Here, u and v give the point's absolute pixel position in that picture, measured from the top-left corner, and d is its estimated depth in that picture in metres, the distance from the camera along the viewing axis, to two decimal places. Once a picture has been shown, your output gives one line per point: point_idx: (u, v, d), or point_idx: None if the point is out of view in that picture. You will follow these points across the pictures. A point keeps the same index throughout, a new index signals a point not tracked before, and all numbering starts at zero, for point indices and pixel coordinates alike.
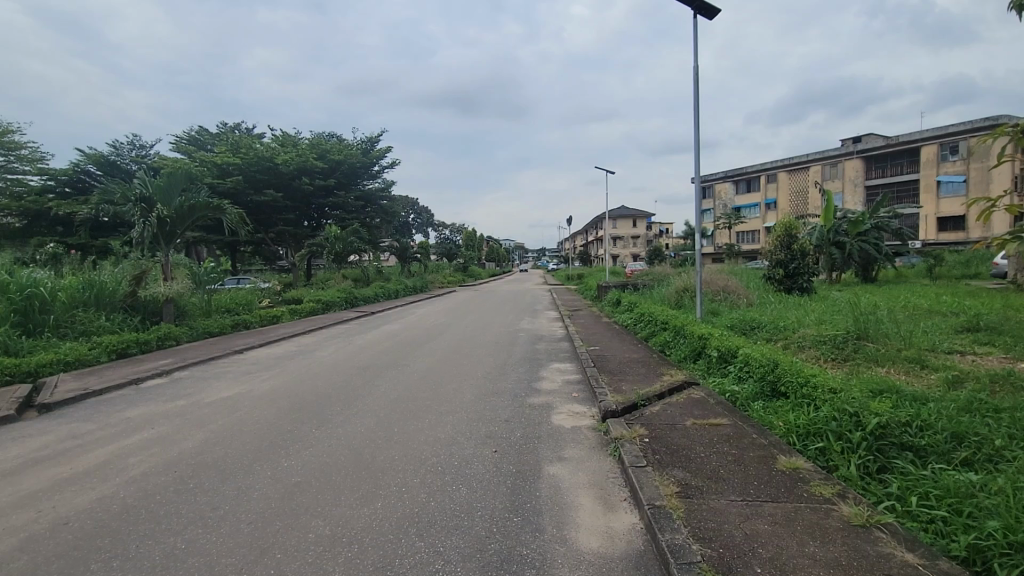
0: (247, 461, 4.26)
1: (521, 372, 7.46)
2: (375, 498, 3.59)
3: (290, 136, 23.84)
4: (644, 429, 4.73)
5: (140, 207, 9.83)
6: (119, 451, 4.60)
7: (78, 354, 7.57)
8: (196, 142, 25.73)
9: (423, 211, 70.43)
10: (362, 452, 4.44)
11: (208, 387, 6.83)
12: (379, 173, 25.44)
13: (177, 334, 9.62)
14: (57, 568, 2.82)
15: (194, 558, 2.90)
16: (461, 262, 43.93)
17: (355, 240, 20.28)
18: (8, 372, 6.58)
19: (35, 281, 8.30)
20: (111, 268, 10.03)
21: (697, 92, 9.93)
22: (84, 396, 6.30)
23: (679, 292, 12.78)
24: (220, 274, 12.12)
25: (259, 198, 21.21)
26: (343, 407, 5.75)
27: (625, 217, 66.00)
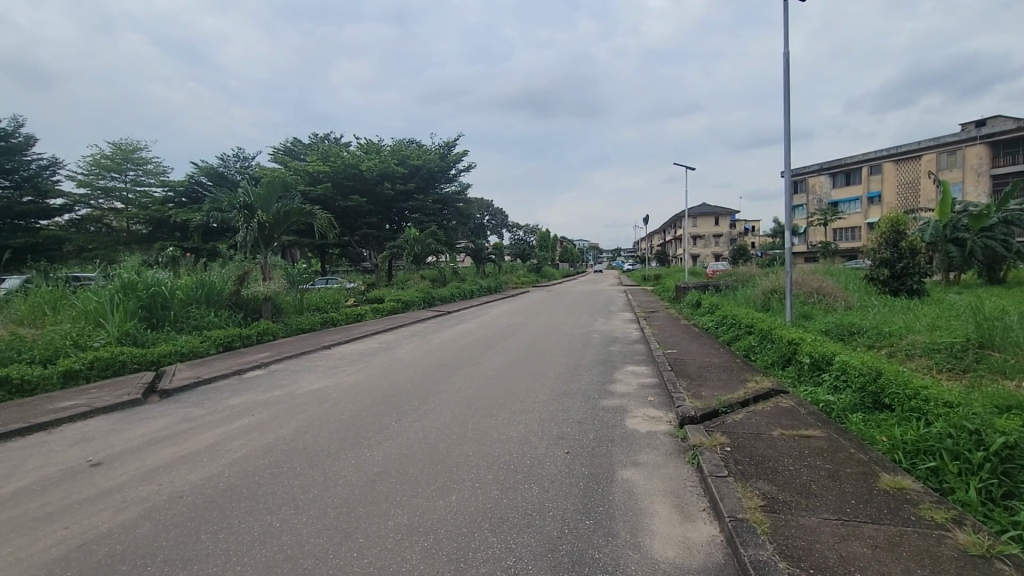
0: (333, 450, 4.54)
1: (595, 374, 7.37)
2: (450, 492, 3.70)
3: (374, 144, 25.19)
4: (725, 437, 4.49)
5: (244, 214, 10.79)
6: (226, 434, 5.09)
7: (192, 346, 8.47)
8: (291, 153, 27.89)
9: (498, 212, 71.49)
10: (438, 447, 4.58)
11: (299, 379, 7.37)
12: (455, 177, 26.21)
13: (274, 330, 10.46)
14: (175, 535, 3.17)
15: (287, 536, 3.13)
16: (535, 262, 44.11)
17: (433, 242, 20.98)
18: (136, 361, 7.50)
19: (158, 281, 9.29)
20: (219, 269, 11.12)
21: (787, 80, 9.29)
22: (195, 384, 7.01)
23: (766, 294, 11.99)
24: (311, 275, 13.05)
25: (346, 203, 22.54)
26: (420, 403, 5.96)
27: (706, 215, 63.12)
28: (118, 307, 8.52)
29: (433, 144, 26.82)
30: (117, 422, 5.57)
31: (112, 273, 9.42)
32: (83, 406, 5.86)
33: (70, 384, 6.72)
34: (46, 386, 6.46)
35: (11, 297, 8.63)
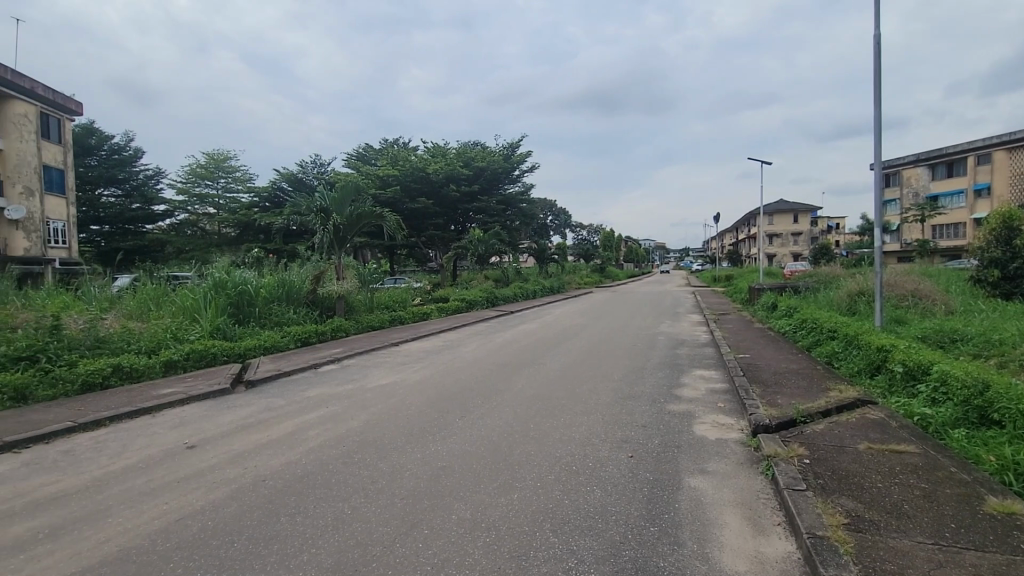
0: (400, 443, 4.70)
1: (661, 377, 7.15)
2: (512, 490, 3.71)
3: (440, 147, 25.86)
4: (804, 449, 4.19)
5: (321, 216, 11.44)
6: (303, 424, 5.41)
7: (274, 341, 9.08)
8: (363, 158, 29.19)
9: (562, 212, 71.17)
10: (501, 445, 4.62)
11: (369, 375, 7.69)
12: (519, 177, 26.37)
13: (346, 327, 10.99)
14: (258, 516, 3.40)
15: (357, 523, 3.27)
16: (599, 262, 43.53)
17: (497, 242, 21.20)
18: (225, 354, 8.16)
19: (245, 280, 10.05)
20: (299, 268, 11.85)
21: (878, 65, 8.57)
22: (276, 377, 7.49)
23: (852, 296, 11.09)
24: (381, 275, 13.58)
25: (413, 205, 23.29)
26: (483, 401, 6.04)
27: (784, 212, 59.49)
28: (211, 304, 9.30)
29: (497, 146, 27.14)
30: (208, 409, 6.05)
31: (205, 272, 10.28)
32: (179, 394, 6.42)
33: (170, 373, 7.39)
34: (150, 375, 7.15)
35: (122, 294, 9.64)
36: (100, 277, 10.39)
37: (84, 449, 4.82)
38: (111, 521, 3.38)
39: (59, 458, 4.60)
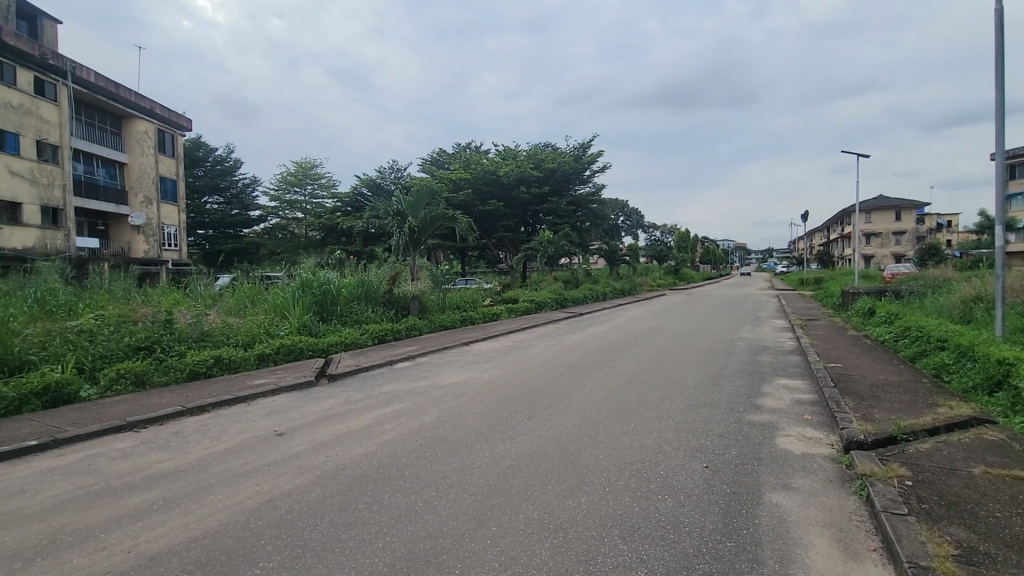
0: (469, 440, 4.78)
1: (740, 385, 6.76)
2: (579, 493, 3.66)
3: (511, 149, 26.13)
4: (905, 469, 3.79)
5: (397, 220, 11.93)
6: (379, 418, 5.65)
7: (354, 338, 9.60)
8: (438, 163, 30.11)
9: (635, 212, 69.50)
10: (569, 447, 4.57)
11: (441, 373, 7.90)
12: (590, 178, 26.07)
13: (420, 326, 11.40)
14: (338, 502, 3.60)
15: (428, 515, 3.36)
16: (673, 263, 42.07)
17: (566, 243, 21.08)
18: (310, 349, 8.74)
19: (329, 280, 10.69)
20: (377, 269, 12.43)
21: (1001, 42, 7.61)
22: (355, 372, 7.90)
23: (966, 302, 9.91)
24: (453, 276, 13.92)
25: (484, 207, 23.69)
26: (552, 402, 6.01)
27: (884, 209, 54.39)
28: (298, 302, 9.99)
29: (568, 146, 26.99)
30: (295, 400, 6.49)
31: (293, 273, 11.03)
32: (270, 385, 6.94)
33: (263, 365, 8.02)
34: (246, 366, 7.79)
35: (223, 292, 10.58)
36: (205, 276, 11.48)
37: (190, 431, 5.33)
38: (212, 498, 3.71)
39: (169, 438, 5.11)
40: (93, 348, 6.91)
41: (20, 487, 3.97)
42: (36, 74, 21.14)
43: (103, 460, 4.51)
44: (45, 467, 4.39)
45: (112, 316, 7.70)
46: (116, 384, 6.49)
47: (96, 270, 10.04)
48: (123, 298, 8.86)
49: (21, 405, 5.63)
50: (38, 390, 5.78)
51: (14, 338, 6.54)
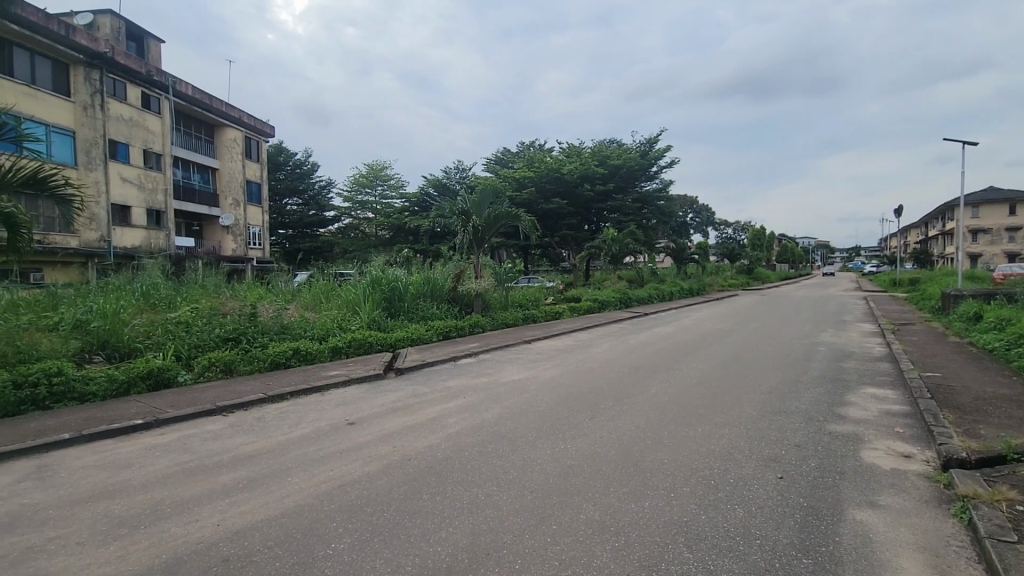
0: (531, 438, 4.79)
1: (821, 392, 6.32)
2: (643, 497, 3.56)
3: (576, 147, 25.87)
4: (1017, 493, 3.39)
5: (462, 218, 12.18)
6: (443, 411, 5.80)
7: (419, 334, 9.90)
8: (502, 162, 30.34)
9: (704, 209, 66.78)
10: (632, 449, 4.47)
11: (503, 370, 7.96)
12: (657, 174, 25.39)
13: (483, 323, 11.56)
14: (404, 491, 3.72)
15: (490, 510, 3.40)
16: (746, 262, 40.03)
17: (632, 242, 20.61)
18: (379, 344, 9.10)
19: (397, 278, 11.10)
20: (442, 267, 12.74)
21: None
22: (421, 367, 8.14)
23: None
24: (516, 274, 14.02)
25: (547, 206, 23.61)
26: (615, 403, 5.90)
27: (994, 202, 48.88)
28: (369, 299, 10.45)
29: (633, 142, 26.37)
30: (365, 392, 6.79)
31: (364, 271, 11.52)
32: (342, 376, 7.30)
33: (336, 358, 8.45)
34: (320, 358, 8.24)
35: (300, 288, 11.25)
36: (285, 273, 12.23)
37: (272, 416, 5.71)
38: (290, 480, 3.95)
39: (252, 422, 5.51)
40: (189, 338, 7.55)
41: (127, 461, 4.42)
42: (142, 90, 23.41)
43: (195, 440, 4.93)
44: (148, 444, 4.86)
45: (205, 309, 8.39)
46: (208, 371, 7.08)
47: (192, 267, 10.98)
48: (215, 293, 9.63)
49: (129, 387, 6.27)
50: (142, 374, 6.41)
51: (124, 328, 7.28)
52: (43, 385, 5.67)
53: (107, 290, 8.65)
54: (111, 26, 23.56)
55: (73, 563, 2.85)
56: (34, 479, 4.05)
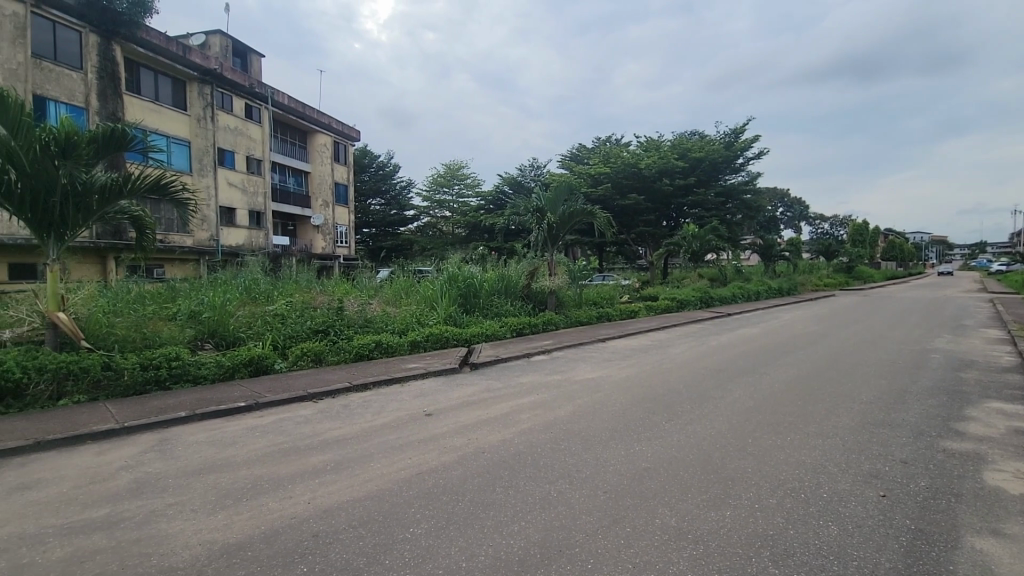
0: (605, 438, 4.72)
1: (933, 405, 5.68)
2: (724, 505, 3.39)
3: (654, 140, 25.02)
4: None
5: (537, 216, 12.23)
6: (517, 407, 5.84)
7: (493, 330, 10.06)
8: (577, 158, 30.01)
9: (796, 202, 62.18)
10: (712, 455, 4.27)
11: (576, 368, 7.90)
12: (743, 166, 24.11)
13: (556, 320, 11.54)
14: (477, 483, 3.79)
15: (563, 507, 3.38)
16: (845, 260, 36.75)
17: (714, 238, 19.67)
18: (454, 339, 9.36)
19: (472, 275, 11.36)
20: (516, 264, 12.86)
21: None
22: (494, 362, 8.27)
23: None
24: (590, 272, 13.87)
25: (624, 202, 22.96)
26: (693, 406, 5.66)
27: None
28: (446, 295, 10.78)
29: (717, 134, 25.10)
30: (441, 384, 7.02)
31: (441, 267, 11.89)
32: (420, 369, 7.59)
33: (415, 351, 8.79)
34: (400, 351, 8.61)
35: (382, 283, 11.81)
36: (369, 269, 12.87)
37: (356, 404, 6.06)
38: (373, 465, 4.17)
39: (339, 409, 5.87)
40: (285, 329, 8.18)
41: (232, 439, 4.86)
42: (245, 101, 25.62)
43: (289, 423, 5.34)
44: (249, 424, 5.32)
45: (298, 303, 9.03)
46: (300, 360, 7.63)
47: (287, 263, 11.86)
48: (306, 288, 10.35)
49: (234, 372, 6.90)
50: (245, 361, 7.02)
51: (229, 319, 8.02)
52: (165, 367, 6.38)
53: (216, 284, 9.57)
54: (220, 44, 25.96)
55: (187, 527, 3.18)
56: (158, 451, 4.58)
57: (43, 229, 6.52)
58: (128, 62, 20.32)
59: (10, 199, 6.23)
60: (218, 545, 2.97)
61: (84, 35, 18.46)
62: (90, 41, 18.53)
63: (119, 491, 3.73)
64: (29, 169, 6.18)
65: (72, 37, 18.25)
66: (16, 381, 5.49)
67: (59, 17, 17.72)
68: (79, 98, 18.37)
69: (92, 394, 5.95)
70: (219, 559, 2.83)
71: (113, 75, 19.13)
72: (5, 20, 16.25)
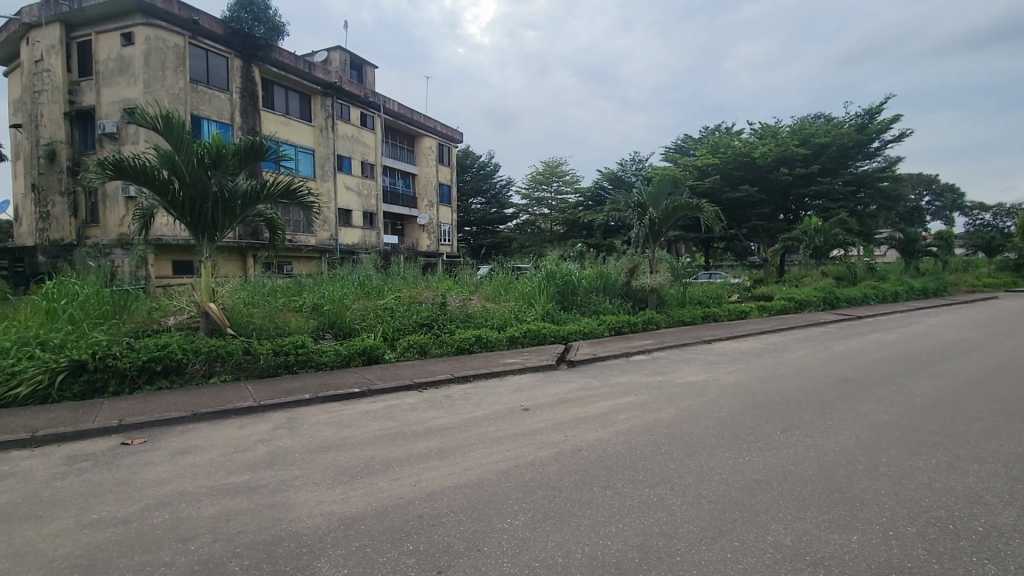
0: (711, 445, 4.44)
1: None
2: (850, 529, 3.04)
3: (771, 126, 23.11)
4: None
5: (638, 211, 11.88)
6: (615, 407, 5.71)
7: (592, 328, 9.94)
8: (683, 150, 28.64)
9: (947, 190, 54.07)
10: (836, 472, 3.85)
11: (679, 370, 7.54)
12: (879, 151, 21.60)
13: (657, 320, 11.12)
14: (573, 480, 3.75)
15: (662, 513, 3.24)
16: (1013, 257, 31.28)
17: (842, 232, 17.84)
18: (551, 337, 9.37)
19: (570, 271, 11.31)
20: (616, 261, 12.59)
21: None
22: (592, 361, 8.16)
23: None
24: (695, 269, 13.21)
25: (735, 194, 21.38)
26: (814, 417, 5.15)
27: None
28: (544, 292, 10.85)
29: (847, 116, 22.66)
30: (539, 380, 7.07)
31: (540, 264, 11.99)
32: (518, 364, 7.70)
33: (513, 347, 8.95)
34: (499, 346, 8.81)
35: (483, 280, 12.15)
36: (471, 266, 13.31)
37: (458, 396, 6.31)
38: (473, 455, 4.31)
39: (442, 399, 6.15)
40: (394, 322, 8.71)
41: (348, 421, 5.29)
42: (361, 110, 27.71)
43: (397, 410, 5.69)
44: (363, 409, 5.76)
45: (406, 298, 9.57)
46: (407, 352, 8.09)
47: (396, 260, 12.62)
48: (413, 284, 10.96)
49: (350, 360, 7.51)
50: (359, 351, 7.60)
51: (346, 312, 8.73)
52: (292, 353, 7.09)
53: (335, 279, 10.45)
54: (340, 59, 28.33)
55: (309, 498, 3.50)
56: (287, 427, 5.11)
57: (199, 232, 7.55)
58: (265, 82, 22.86)
59: (175, 204, 7.35)
60: (336, 517, 3.24)
61: (230, 60, 21.06)
62: (234, 65, 21.09)
63: (256, 461, 4.22)
64: (189, 180, 7.23)
65: (221, 63, 20.90)
66: (178, 360, 6.40)
67: (211, 46, 20.40)
68: (226, 116, 21.00)
69: (235, 374, 6.78)
70: (337, 530, 3.08)
71: (252, 94, 21.64)
72: (169, 51, 19.11)
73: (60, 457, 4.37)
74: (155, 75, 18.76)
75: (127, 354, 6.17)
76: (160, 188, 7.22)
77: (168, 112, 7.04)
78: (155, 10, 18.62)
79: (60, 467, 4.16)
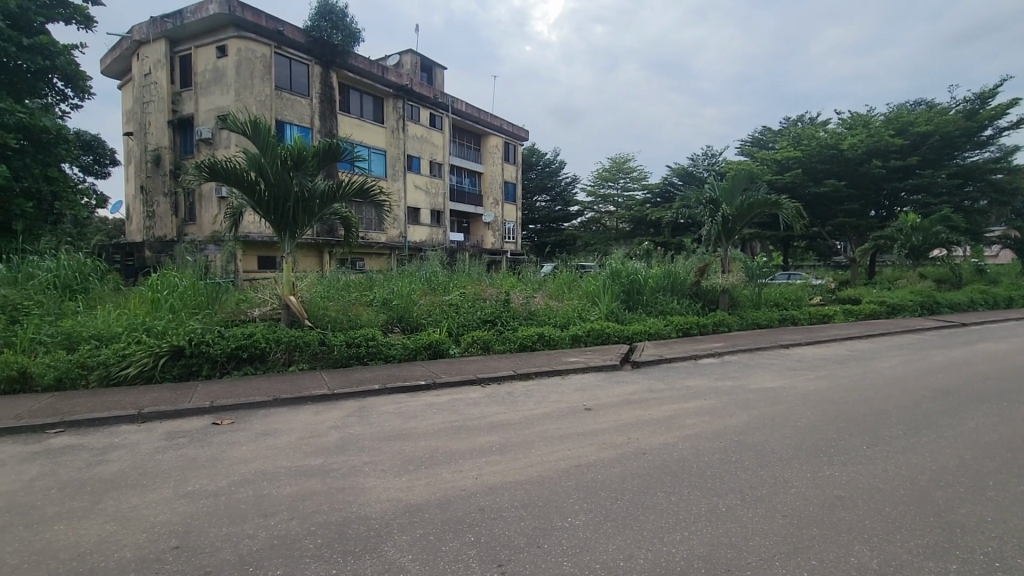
0: (788, 455, 4.17)
1: None
2: (949, 557, 2.74)
3: (862, 116, 21.38)
4: None
5: (710, 208, 11.37)
6: (682, 411, 5.51)
7: (657, 329, 9.65)
8: (761, 143, 27.15)
9: None
10: (932, 493, 3.50)
11: (753, 375, 7.16)
12: (991, 139, 19.39)
13: (729, 322, 10.62)
14: (636, 483, 3.65)
15: (732, 523, 3.08)
16: None
17: (943, 230, 16.23)
18: (615, 336, 9.19)
19: (636, 270, 11.03)
20: (685, 260, 12.12)
21: None
22: (658, 362, 7.92)
23: None
24: (771, 270, 12.50)
25: (819, 189, 19.95)
26: (906, 432, 4.71)
27: None
28: (608, 291, 10.64)
29: (953, 102, 20.51)
30: (603, 380, 6.96)
31: (606, 262, 11.77)
32: (581, 363, 7.62)
33: (576, 346, 8.85)
34: (562, 344, 8.76)
35: (547, 278, 12.13)
36: (536, 263, 13.31)
37: (520, 392, 6.33)
38: (535, 451, 4.31)
39: (504, 395, 6.20)
40: (458, 318, 8.89)
41: (414, 413, 5.45)
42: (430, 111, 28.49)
43: (460, 404, 5.79)
44: (428, 401, 5.91)
45: (470, 295, 9.72)
46: (470, 347, 8.23)
47: (461, 257, 12.84)
48: (477, 280, 11.11)
49: (415, 354, 7.75)
50: (425, 344, 7.83)
51: (413, 307, 9.02)
52: (363, 346, 7.40)
53: (403, 275, 10.82)
54: (410, 62, 29.23)
55: (378, 484, 3.64)
56: (358, 416, 5.34)
57: (282, 229, 8.06)
58: (341, 86, 24.01)
59: (261, 204, 7.89)
60: (402, 504, 3.34)
61: (310, 67, 22.30)
62: (314, 72, 22.32)
63: (329, 446, 4.44)
64: (273, 181, 7.73)
65: (302, 70, 22.18)
66: (261, 349, 6.88)
67: (293, 54, 21.69)
68: (306, 120, 22.27)
69: (311, 363, 7.18)
70: (402, 516, 3.18)
71: (329, 98, 22.83)
72: (257, 60, 20.52)
73: (161, 433, 4.82)
74: (245, 83, 20.21)
75: (218, 342, 6.70)
76: (249, 189, 7.77)
77: (256, 117, 7.55)
78: (245, 22, 20.08)
79: (162, 441, 4.58)
